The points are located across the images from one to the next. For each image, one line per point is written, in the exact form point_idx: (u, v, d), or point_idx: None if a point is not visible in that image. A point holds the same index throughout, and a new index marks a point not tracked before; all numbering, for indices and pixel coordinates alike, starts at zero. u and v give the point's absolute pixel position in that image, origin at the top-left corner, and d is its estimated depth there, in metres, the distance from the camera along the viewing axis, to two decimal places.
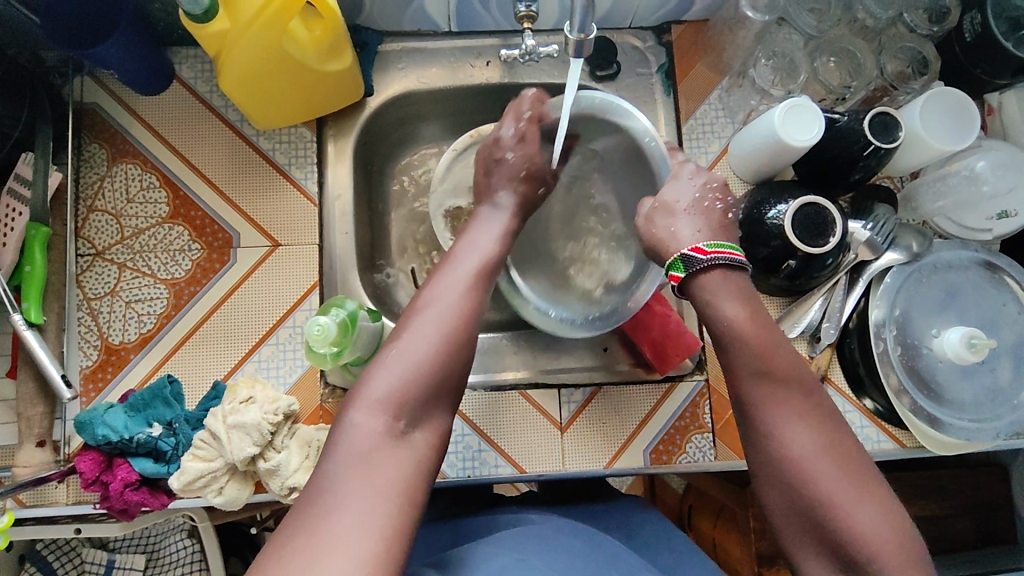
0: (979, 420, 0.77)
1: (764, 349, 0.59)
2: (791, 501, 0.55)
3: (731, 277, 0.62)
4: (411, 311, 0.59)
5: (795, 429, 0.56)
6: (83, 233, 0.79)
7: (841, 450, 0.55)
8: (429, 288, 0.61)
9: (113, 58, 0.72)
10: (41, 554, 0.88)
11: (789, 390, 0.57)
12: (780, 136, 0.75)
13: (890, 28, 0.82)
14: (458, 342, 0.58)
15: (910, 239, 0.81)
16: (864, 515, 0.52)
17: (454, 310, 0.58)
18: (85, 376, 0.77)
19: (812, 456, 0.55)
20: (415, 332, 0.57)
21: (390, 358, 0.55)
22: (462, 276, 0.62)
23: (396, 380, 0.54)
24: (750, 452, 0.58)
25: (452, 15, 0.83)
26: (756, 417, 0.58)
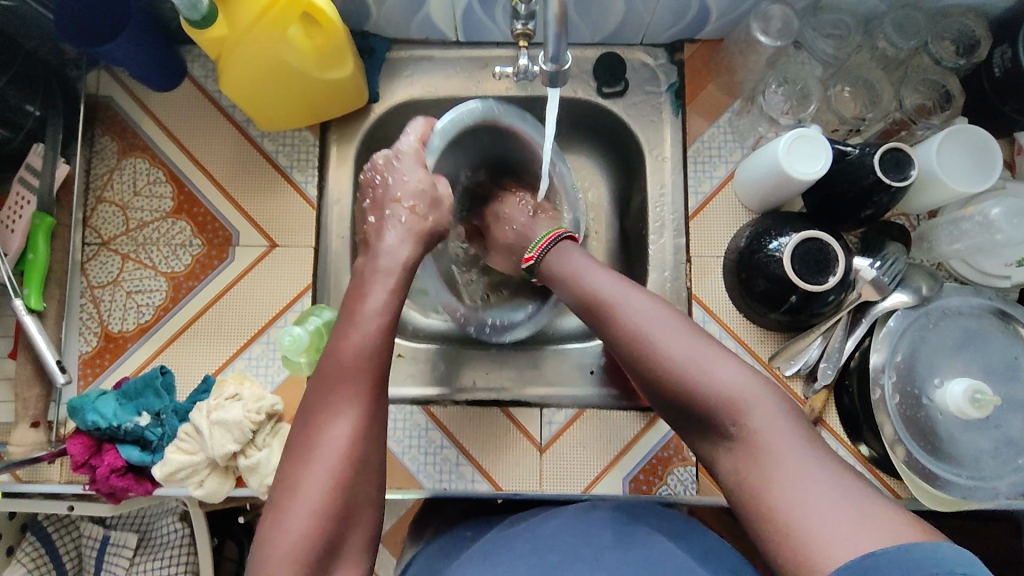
0: (978, 478, 0.73)
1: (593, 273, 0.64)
2: (656, 384, 0.57)
3: (561, 250, 0.69)
4: (294, 459, 0.53)
5: (637, 312, 0.59)
6: (90, 222, 0.82)
7: (675, 322, 0.58)
8: (311, 420, 0.54)
9: (123, 55, 0.75)
10: (42, 526, 0.92)
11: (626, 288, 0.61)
12: (784, 169, 0.73)
13: (913, 58, 0.79)
14: (351, 483, 0.52)
15: (921, 281, 0.77)
16: (710, 370, 0.54)
17: (345, 440, 0.53)
18: (83, 362, 0.79)
19: (649, 330, 0.57)
20: (305, 486, 0.51)
21: (281, 519, 0.50)
22: (348, 398, 0.55)
23: (295, 539, 0.49)
24: (614, 348, 0.60)
25: (458, 25, 0.83)
26: (607, 310, 0.60)
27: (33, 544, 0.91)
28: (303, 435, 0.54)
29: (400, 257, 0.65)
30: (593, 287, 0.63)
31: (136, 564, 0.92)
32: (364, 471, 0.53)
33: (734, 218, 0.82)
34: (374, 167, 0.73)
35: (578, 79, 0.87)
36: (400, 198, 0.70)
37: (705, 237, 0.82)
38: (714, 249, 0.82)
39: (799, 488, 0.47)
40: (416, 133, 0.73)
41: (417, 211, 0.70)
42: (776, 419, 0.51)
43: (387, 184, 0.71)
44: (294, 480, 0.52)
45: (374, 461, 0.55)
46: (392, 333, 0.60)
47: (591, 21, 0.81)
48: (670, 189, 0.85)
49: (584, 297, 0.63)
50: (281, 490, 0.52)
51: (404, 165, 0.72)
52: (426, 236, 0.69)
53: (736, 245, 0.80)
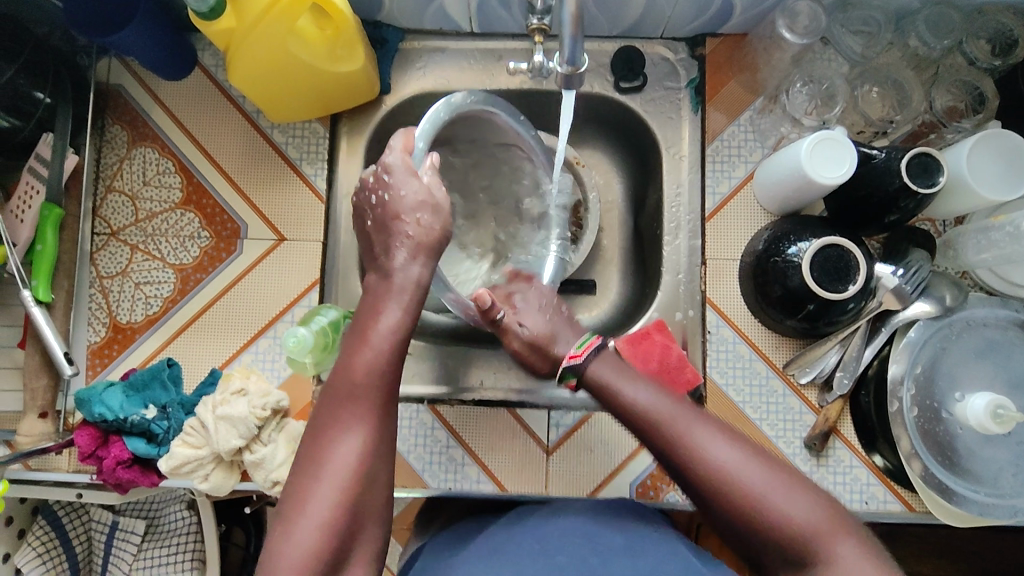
0: (996, 495, 0.71)
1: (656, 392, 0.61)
2: (733, 520, 0.55)
3: (607, 359, 0.65)
4: (303, 474, 0.53)
5: (712, 445, 0.56)
6: (100, 212, 0.81)
7: (755, 454, 0.56)
8: (320, 436, 0.54)
9: (134, 43, 0.73)
10: (53, 509, 0.92)
11: (695, 416, 0.59)
12: (806, 172, 0.70)
13: (947, 57, 0.76)
14: (359, 499, 0.52)
15: (945, 291, 0.74)
16: (796, 507, 0.53)
17: (355, 456, 0.53)
18: (92, 352, 0.79)
19: (733, 466, 0.55)
20: (312, 499, 0.51)
21: (288, 529, 0.50)
22: (356, 416, 0.54)
23: (302, 553, 0.49)
24: (683, 483, 0.57)
25: (473, 17, 0.81)
26: (677, 442, 0.57)
27: (43, 527, 0.91)
28: (314, 447, 0.54)
29: (405, 277, 0.62)
30: (659, 411, 0.59)
31: (142, 551, 0.93)
32: (371, 490, 0.53)
33: (752, 221, 0.80)
34: (367, 186, 0.66)
35: (595, 73, 0.84)
36: (404, 215, 0.63)
37: (722, 240, 0.80)
38: (729, 252, 0.80)
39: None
40: (400, 146, 0.65)
41: (424, 223, 0.64)
42: (858, 553, 0.52)
43: (386, 202, 0.64)
44: (302, 495, 0.51)
45: (382, 480, 0.54)
46: (404, 345, 0.60)
47: (611, 13, 0.79)
48: (687, 189, 0.82)
49: (647, 424, 0.59)
50: (286, 506, 0.52)
51: (398, 179, 0.64)
52: (438, 246, 0.64)
53: (753, 248, 0.77)
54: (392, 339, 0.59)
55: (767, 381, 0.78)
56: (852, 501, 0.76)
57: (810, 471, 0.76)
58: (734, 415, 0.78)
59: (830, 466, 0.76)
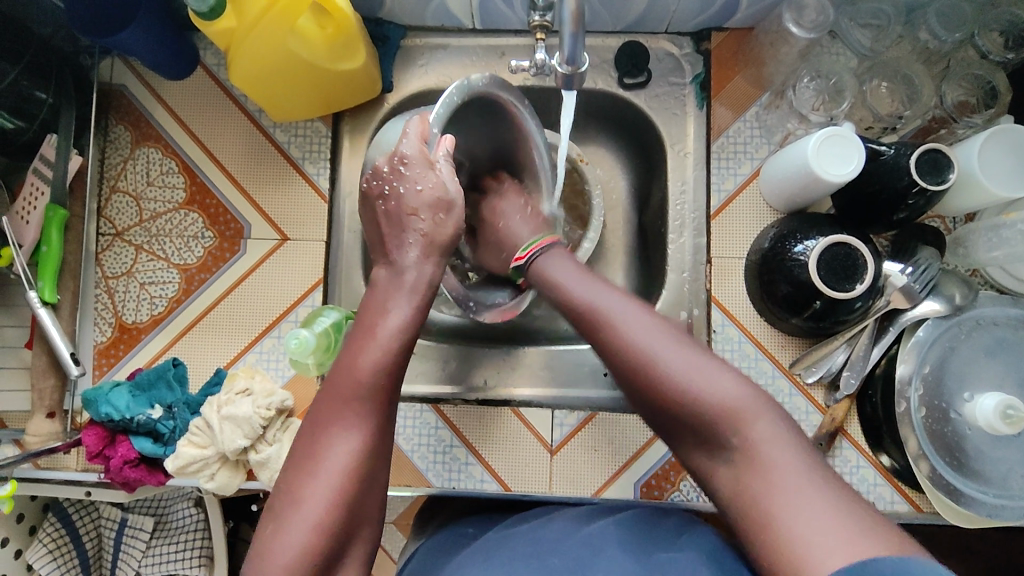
0: (1006, 496, 0.70)
1: (580, 276, 0.60)
2: (648, 394, 0.53)
3: (550, 255, 0.66)
4: (297, 471, 0.51)
5: (628, 318, 0.54)
6: (105, 212, 0.82)
7: (671, 334, 0.54)
8: (318, 430, 0.52)
9: (136, 43, 0.73)
10: (63, 506, 0.93)
11: (617, 297, 0.56)
12: (814, 170, 0.69)
13: (958, 51, 0.74)
14: (353, 502, 0.50)
15: (954, 289, 0.73)
16: (710, 388, 0.50)
17: (353, 452, 0.51)
18: (98, 352, 0.80)
19: (644, 345, 0.53)
20: (304, 498, 0.49)
21: (281, 530, 0.49)
22: (354, 413, 0.52)
23: (292, 552, 0.48)
24: (603, 357, 0.55)
25: (475, 13, 0.80)
26: (597, 323, 0.55)
27: (54, 524, 0.92)
28: (312, 442, 0.52)
29: (412, 280, 0.60)
30: (578, 295, 0.58)
31: (152, 547, 0.94)
32: (365, 491, 0.51)
33: (758, 219, 0.79)
34: (380, 174, 0.64)
35: (599, 69, 0.83)
36: (417, 211, 0.62)
37: (727, 237, 0.79)
38: (735, 250, 0.79)
39: (809, 507, 0.44)
40: (415, 133, 0.61)
41: (436, 221, 0.62)
42: (775, 436, 0.49)
43: (398, 195, 0.63)
44: (296, 492, 0.50)
45: (374, 483, 0.52)
46: (412, 340, 0.57)
47: (614, 8, 0.77)
48: (692, 185, 0.82)
49: (570, 308, 0.58)
50: (280, 502, 0.50)
51: (413, 172, 0.62)
52: (448, 245, 0.63)
53: (759, 246, 0.76)
54: (401, 330, 0.56)
55: (773, 380, 0.78)
56: None
57: None
58: None
59: (836, 466, 0.76)
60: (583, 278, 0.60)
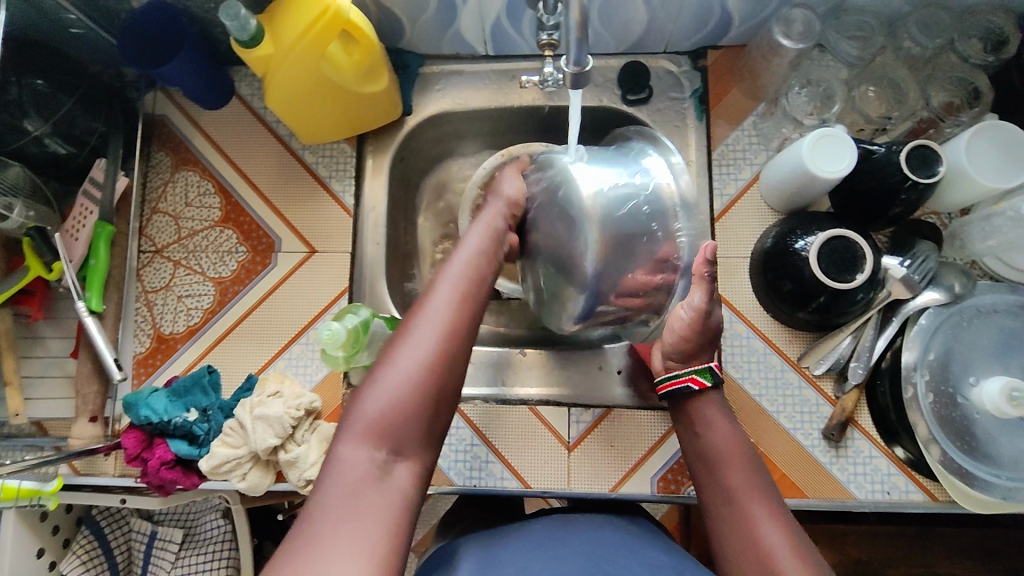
0: (1019, 479, 0.71)
1: (735, 445, 0.66)
2: None
3: (718, 400, 0.69)
4: (393, 345, 0.58)
5: (754, 514, 0.62)
6: (146, 231, 0.87)
7: (801, 540, 0.60)
8: (412, 314, 0.60)
9: (179, 76, 0.80)
10: (95, 519, 0.97)
11: (756, 485, 0.64)
12: (807, 168, 0.73)
13: (940, 56, 0.79)
14: (441, 374, 0.57)
15: (953, 279, 0.76)
16: None
17: (444, 328, 0.58)
18: (137, 361, 0.84)
19: (775, 540, 0.59)
20: (401, 362, 0.56)
21: (376, 383, 0.56)
22: (449, 298, 0.60)
23: (381, 409, 0.54)
24: (728, 538, 0.62)
25: (488, 40, 0.87)
26: (738, 503, 0.63)
27: (87, 536, 0.95)
28: (410, 317, 0.60)
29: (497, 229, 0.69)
30: (733, 457, 0.66)
31: (181, 558, 0.97)
32: (453, 366, 0.58)
33: (760, 219, 0.83)
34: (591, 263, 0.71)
35: (603, 87, 0.89)
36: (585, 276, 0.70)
37: (731, 239, 0.83)
38: (739, 250, 0.83)
39: None
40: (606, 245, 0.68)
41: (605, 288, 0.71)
42: None
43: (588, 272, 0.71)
44: (393, 354, 0.57)
45: (464, 362, 0.59)
46: (491, 258, 0.66)
47: (615, 29, 0.84)
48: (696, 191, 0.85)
49: (722, 463, 0.66)
50: (377, 365, 0.58)
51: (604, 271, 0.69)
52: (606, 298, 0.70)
53: (762, 245, 0.80)
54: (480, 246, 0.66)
55: (783, 373, 0.80)
56: (874, 491, 0.76)
57: (830, 462, 0.77)
58: (752, 408, 0.79)
59: (850, 456, 0.77)
60: (733, 448, 0.66)
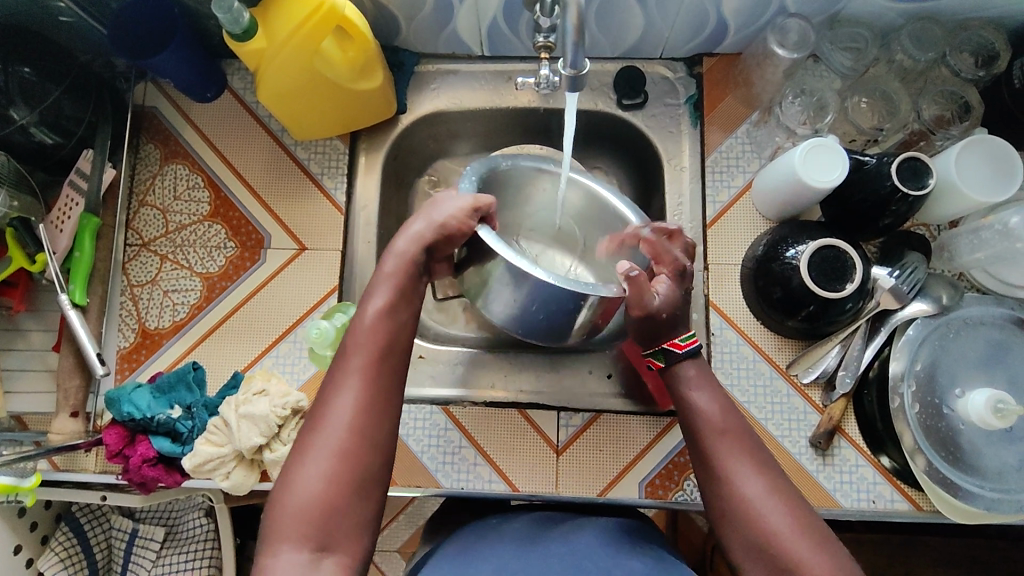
0: (1003, 491, 0.72)
1: (724, 414, 0.60)
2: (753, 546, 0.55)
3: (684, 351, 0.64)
4: (306, 432, 0.54)
5: (758, 493, 0.56)
6: (133, 224, 0.86)
7: (786, 494, 0.56)
8: (322, 396, 0.56)
9: (170, 67, 0.79)
10: (75, 516, 0.94)
11: (736, 440, 0.59)
12: (799, 176, 0.74)
13: (933, 70, 0.80)
14: (360, 455, 0.53)
15: (941, 290, 0.76)
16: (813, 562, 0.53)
17: (356, 408, 0.54)
18: (121, 356, 0.83)
19: (758, 499, 0.55)
20: (313, 456, 0.53)
21: (290, 483, 0.52)
22: (359, 366, 0.56)
23: (299, 506, 0.51)
24: (712, 500, 0.58)
25: (484, 40, 0.87)
26: (715, 463, 0.58)
27: (65, 534, 0.93)
28: (319, 402, 0.55)
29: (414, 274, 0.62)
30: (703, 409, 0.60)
31: (162, 557, 0.95)
32: (373, 445, 0.54)
33: (752, 227, 0.83)
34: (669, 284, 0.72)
35: (599, 91, 0.89)
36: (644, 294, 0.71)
37: (723, 245, 0.83)
38: (731, 257, 0.83)
39: None
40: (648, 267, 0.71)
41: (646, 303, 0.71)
42: None
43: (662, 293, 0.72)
44: (304, 446, 0.54)
45: (387, 433, 0.55)
46: (407, 312, 0.61)
47: (612, 34, 0.84)
48: (688, 198, 0.85)
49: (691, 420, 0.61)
50: (289, 461, 0.54)
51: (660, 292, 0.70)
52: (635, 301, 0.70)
53: (754, 252, 0.81)
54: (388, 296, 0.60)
55: (771, 381, 0.80)
56: (859, 499, 0.77)
57: (816, 470, 0.77)
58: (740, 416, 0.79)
59: (836, 464, 0.77)
60: (719, 416, 0.60)
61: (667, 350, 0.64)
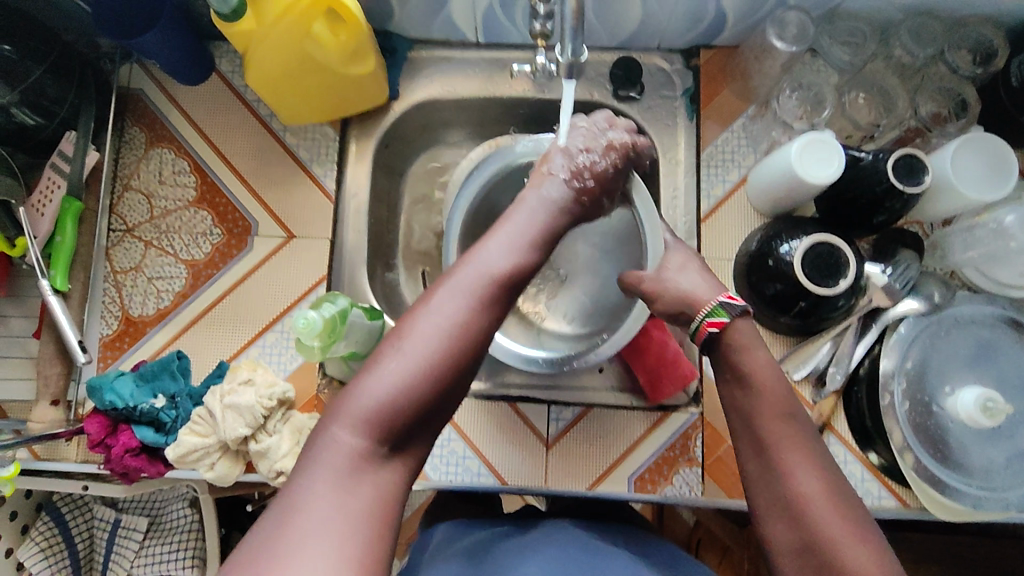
0: (989, 488, 0.72)
1: (787, 395, 0.56)
2: (795, 536, 0.51)
3: (749, 329, 0.60)
4: (409, 319, 0.52)
5: (812, 486, 0.52)
6: (117, 209, 0.84)
7: (841, 495, 0.52)
8: (432, 292, 0.53)
9: (156, 47, 0.77)
10: (56, 505, 0.93)
11: (795, 431, 0.55)
12: (795, 171, 0.73)
13: (931, 66, 0.80)
14: (457, 361, 0.50)
15: (933, 288, 0.78)
16: (860, 563, 0.49)
17: (467, 313, 0.52)
18: (104, 344, 0.81)
19: (813, 494, 0.52)
20: (412, 345, 0.50)
21: (379, 370, 0.49)
22: (484, 276, 0.54)
23: (385, 395, 0.48)
24: (757, 483, 0.54)
25: (479, 26, 0.85)
26: (770, 447, 0.54)
27: (46, 523, 0.91)
28: (424, 301, 0.53)
29: (556, 201, 0.62)
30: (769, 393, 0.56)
31: (145, 547, 0.94)
32: (468, 358, 0.51)
33: (746, 222, 0.83)
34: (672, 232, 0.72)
35: (595, 82, 0.88)
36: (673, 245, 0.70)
37: (716, 240, 0.83)
38: (725, 252, 0.82)
39: None
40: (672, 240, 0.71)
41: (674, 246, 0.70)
42: None
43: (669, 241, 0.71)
44: (404, 333, 0.51)
45: (481, 351, 0.52)
46: (536, 242, 0.59)
47: (610, 23, 0.83)
48: (683, 191, 0.85)
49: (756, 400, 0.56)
50: (383, 347, 0.51)
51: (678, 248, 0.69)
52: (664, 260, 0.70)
53: (747, 248, 0.80)
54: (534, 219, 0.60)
55: None
56: None
57: None
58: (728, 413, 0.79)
59: None
60: (786, 398, 0.56)
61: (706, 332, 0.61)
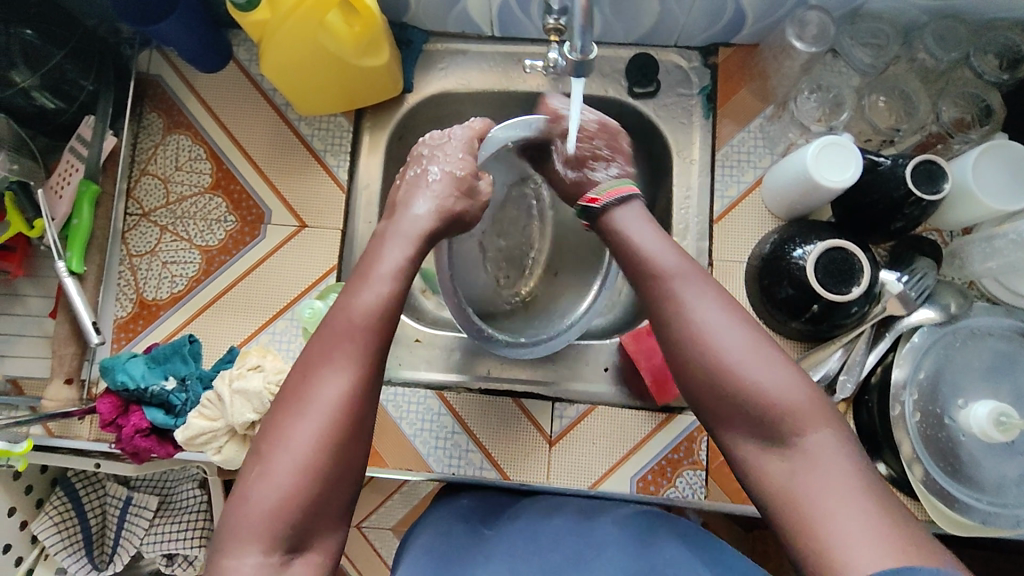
0: (1000, 504, 0.71)
1: (665, 257, 0.60)
2: (705, 375, 0.54)
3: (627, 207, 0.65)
4: (279, 418, 0.53)
5: (714, 321, 0.55)
6: (134, 193, 0.86)
7: (740, 320, 0.56)
8: (301, 378, 0.54)
9: (174, 34, 0.78)
10: (70, 482, 0.96)
11: (688, 276, 0.58)
12: (811, 173, 0.72)
13: (955, 71, 0.78)
14: (339, 450, 0.52)
15: (950, 298, 0.75)
16: (768, 378, 0.52)
17: (335, 402, 0.52)
18: (118, 326, 0.83)
19: (713, 327, 0.55)
20: (288, 452, 0.51)
21: (260, 480, 0.50)
22: (344, 354, 0.54)
23: (270, 503, 0.50)
24: (666, 340, 0.58)
25: (495, 20, 0.85)
26: (669, 297, 0.58)
27: (61, 498, 0.94)
28: (290, 397, 0.53)
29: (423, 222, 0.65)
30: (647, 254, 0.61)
31: (154, 526, 0.96)
32: (347, 443, 0.53)
33: (760, 224, 0.82)
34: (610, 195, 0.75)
35: (610, 78, 0.87)
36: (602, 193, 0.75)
37: (728, 242, 0.82)
38: (737, 254, 0.81)
39: (841, 500, 0.47)
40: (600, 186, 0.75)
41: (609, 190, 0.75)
42: (834, 438, 0.50)
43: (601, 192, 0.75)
44: (279, 438, 0.52)
45: (361, 428, 0.54)
46: (401, 296, 0.59)
47: (626, 20, 0.82)
48: (696, 191, 0.84)
49: (647, 267, 0.60)
50: (257, 453, 0.52)
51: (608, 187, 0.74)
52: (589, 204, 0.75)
53: (760, 251, 0.79)
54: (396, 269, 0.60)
55: None
56: None
57: None
58: None
59: None
60: (673, 257, 0.60)
61: (587, 209, 0.67)
